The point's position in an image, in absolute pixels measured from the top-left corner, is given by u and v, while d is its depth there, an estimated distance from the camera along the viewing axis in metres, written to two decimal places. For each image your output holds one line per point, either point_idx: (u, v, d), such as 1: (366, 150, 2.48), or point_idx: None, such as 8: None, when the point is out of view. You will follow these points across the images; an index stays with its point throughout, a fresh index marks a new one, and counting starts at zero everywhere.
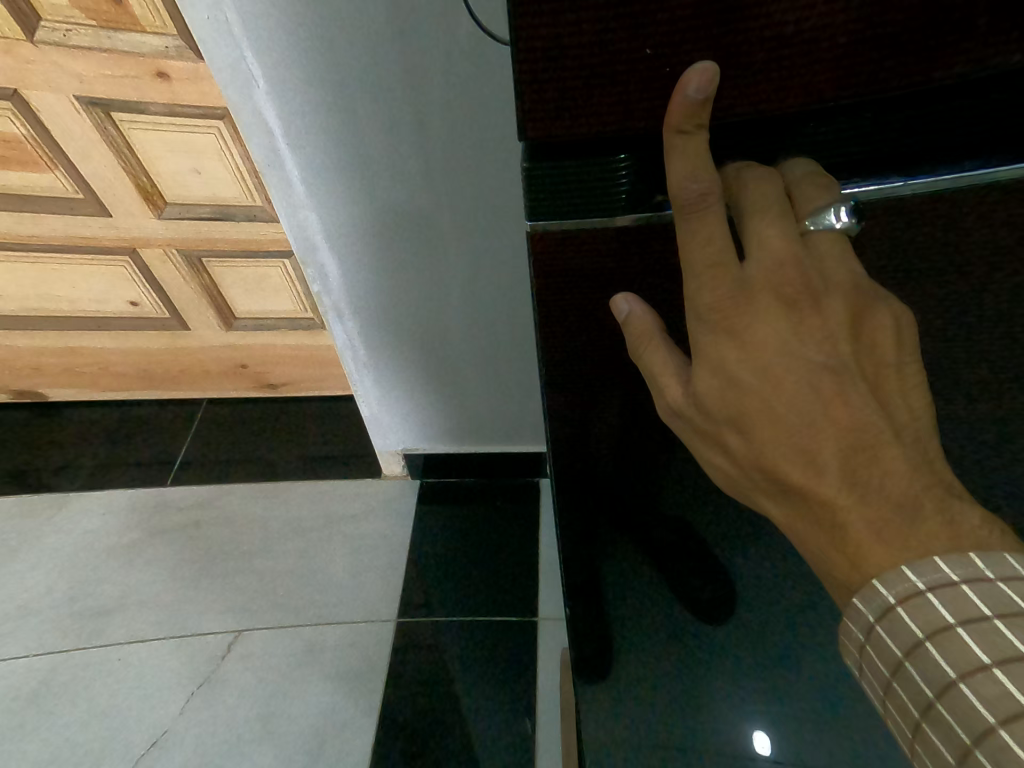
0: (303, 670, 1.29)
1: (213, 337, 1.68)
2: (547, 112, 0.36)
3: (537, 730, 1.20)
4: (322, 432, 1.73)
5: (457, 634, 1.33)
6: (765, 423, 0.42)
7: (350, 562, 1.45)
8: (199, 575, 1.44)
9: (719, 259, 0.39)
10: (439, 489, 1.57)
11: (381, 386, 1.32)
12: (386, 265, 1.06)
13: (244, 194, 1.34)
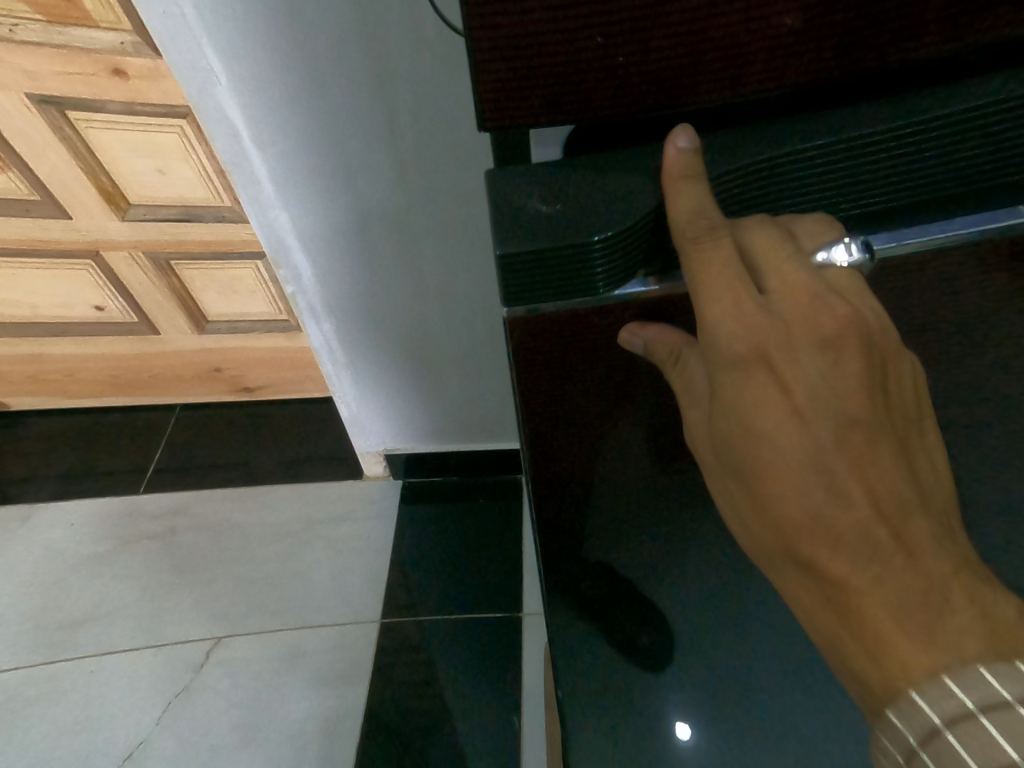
0: (283, 676, 1.27)
1: (183, 341, 1.63)
2: (506, 106, 0.35)
3: (523, 726, 1.20)
4: (300, 435, 1.70)
5: (441, 634, 1.32)
6: (799, 485, 0.41)
7: (331, 566, 1.43)
8: (174, 585, 1.41)
9: (745, 293, 0.38)
10: (421, 489, 1.56)
11: (359, 386, 1.30)
12: (361, 264, 1.04)
13: (210, 193, 1.31)
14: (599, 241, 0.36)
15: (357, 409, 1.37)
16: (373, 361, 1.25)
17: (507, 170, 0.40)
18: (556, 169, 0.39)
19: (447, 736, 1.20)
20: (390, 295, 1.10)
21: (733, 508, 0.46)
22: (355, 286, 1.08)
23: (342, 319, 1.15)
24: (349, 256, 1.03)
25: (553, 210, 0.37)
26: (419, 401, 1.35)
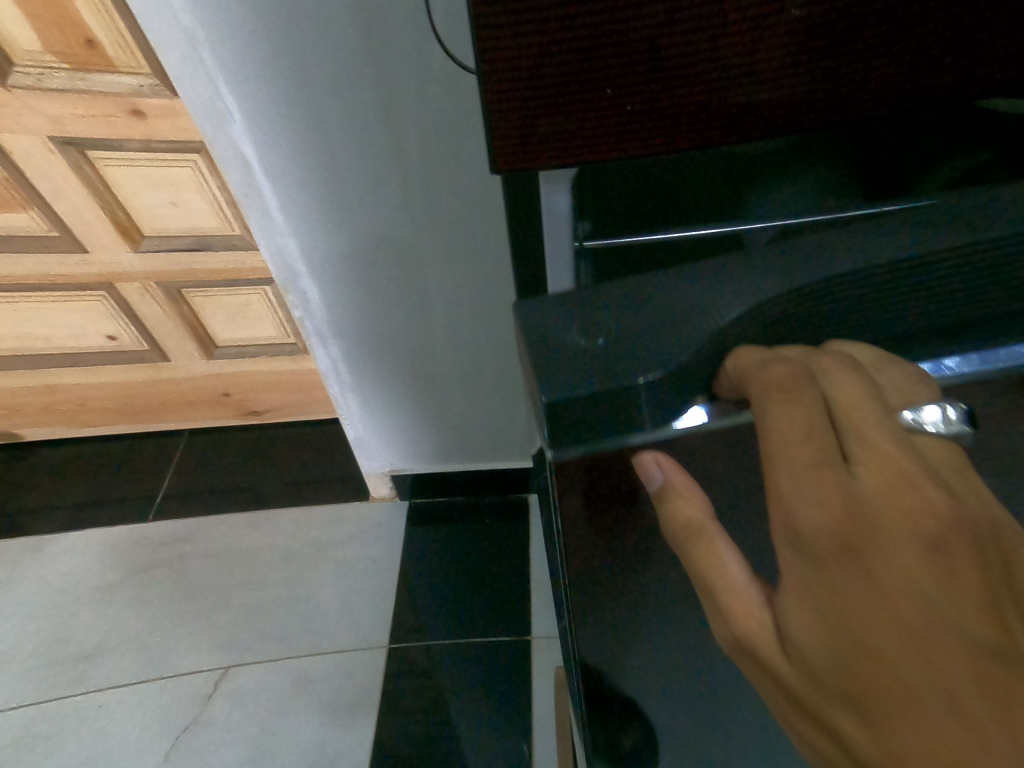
0: (294, 703, 1.27)
1: (194, 367, 1.67)
2: (516, 150, 0.38)
3: (535, 747, 1.19)
4: (309, 458, 1.72)
5: (451, 656, 1.33)
6: (902, 705, 0.30)
7: (341, 590, 1.44)
8: (184, 613, 1.41)
9: (821, 461, 0.35)
10: (428, 510, 1.57)
11: (366, 408, 1.32)
12: (368, 289, 1.07)
13: (222, 224, 1.35)
14: (644, 378, 0.36)
15: (366, 431, 1.40)
16: (380, 384, 1.27)
17: (541, 301, 0.39)
18: (598, 297, 0.39)
19: (459, 760, 1.19)
20: (394, 318, 1.13)
21: (839, 747, 0.33)
22: (363, 312, 1.12)
23: (350, 343, 1.18)
24: (358, 281, 1.06)
25: (593, 344, 0.36)
26: (426, 422, 1.37)
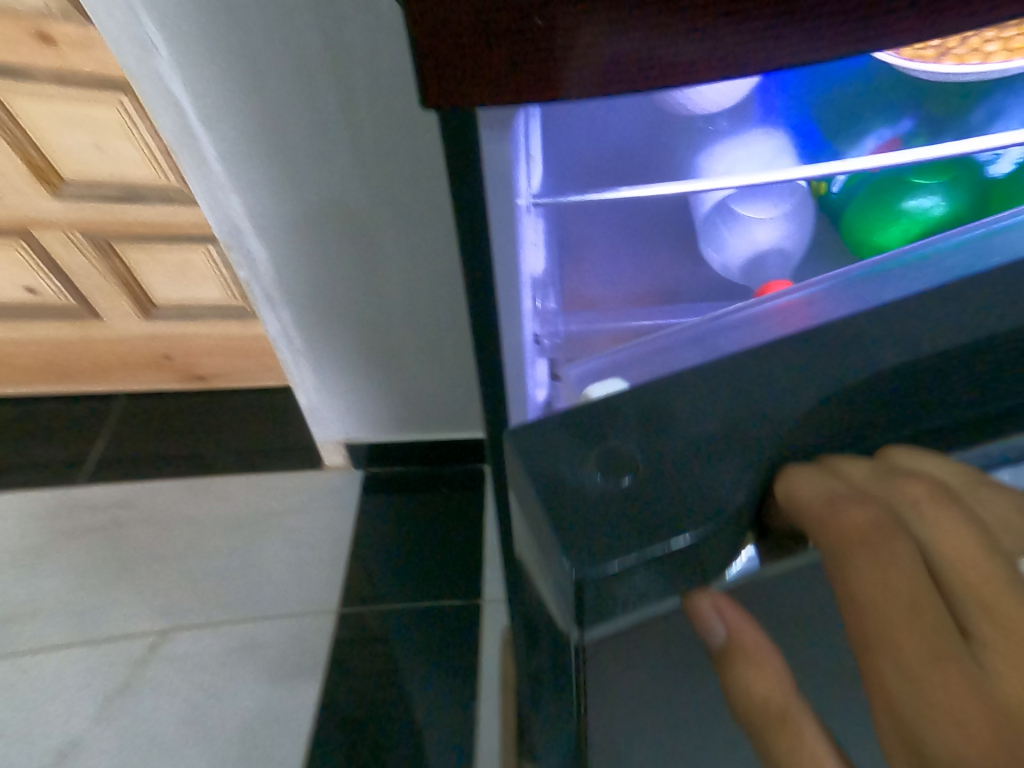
0: (236, 673, 1.23)
1: (129, 327, 1.52)
2: (446, 80, 0.28)
3: (481, 709, 1.18)
4: (260, 427, 1.60)
5: (402, 625, 1.29)
6: None
7: (289, 560, 1.37)
8: (119, 576, 1.35)
9: (939, 641, 0.28)
10: (385, 479, 1.48)
11: (320, 377, 1.23)
12: (320, 250, 0.98)
13: (156, 174, 1.20)
14: (687, 535, 0.30)
15: (317, 401, 1.31)
16: (335, 354, 1.18)
17: (547, 422, 0.35)
18: (639, 434, 0.33)
19: (403, 735, 1.16)
20: (350, 285, 1.04)
21: None
22: (317, 278, 1.03)
23: (302, 310, 1.09)
24: (312, 245, 0.97)
25: (622, 481, 0.32)
26: (382, 396, 1.29)
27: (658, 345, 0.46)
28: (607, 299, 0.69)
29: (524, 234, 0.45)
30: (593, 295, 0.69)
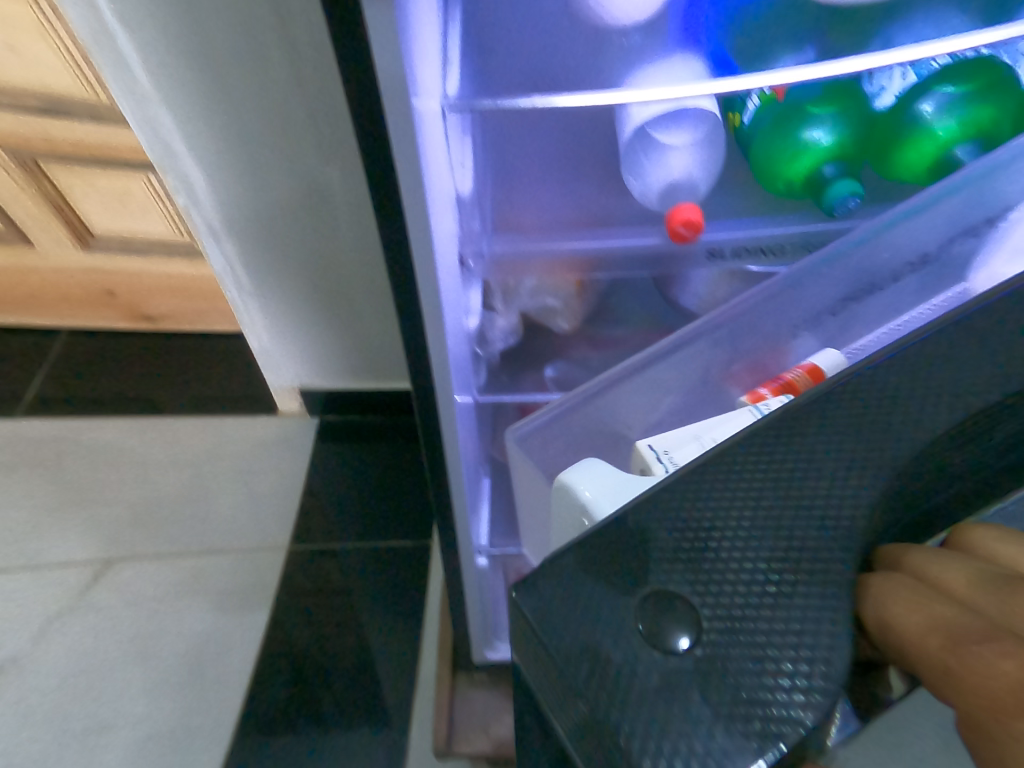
0: (180, 605, 1.18)
1: (68, 261, 1.41)
2: None
3: (421, 660, 1.11)
4: (214, 373, 1.50)
5: (356, 559, 1.23)
6: None
7: (242, 497, 1.31)
8: (63, 506, 1.30)
9: None
10: (340, 428, 1.40)
11: (272, 318, 1.17)
12: (262, 177, 0.94)
13: (81, 86, 1.11)
14: None
15: (270, 344, 1.24)
16: (285, 292, 1.12)
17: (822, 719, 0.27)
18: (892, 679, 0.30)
19: (343, 667, 1.11)
20: (294, 214, 0.99)
21: None
22: (262, 210, 0.99)
23: (248, 242, 1.03)
24: (248, 167, 0.93)
25: None
26: (336, 341, 1.23)
27: (595, 419, 0.50)
28: (533, 217, 0.56)
29: (433, 131, 0.40)
30: (529, 217, 0.56)
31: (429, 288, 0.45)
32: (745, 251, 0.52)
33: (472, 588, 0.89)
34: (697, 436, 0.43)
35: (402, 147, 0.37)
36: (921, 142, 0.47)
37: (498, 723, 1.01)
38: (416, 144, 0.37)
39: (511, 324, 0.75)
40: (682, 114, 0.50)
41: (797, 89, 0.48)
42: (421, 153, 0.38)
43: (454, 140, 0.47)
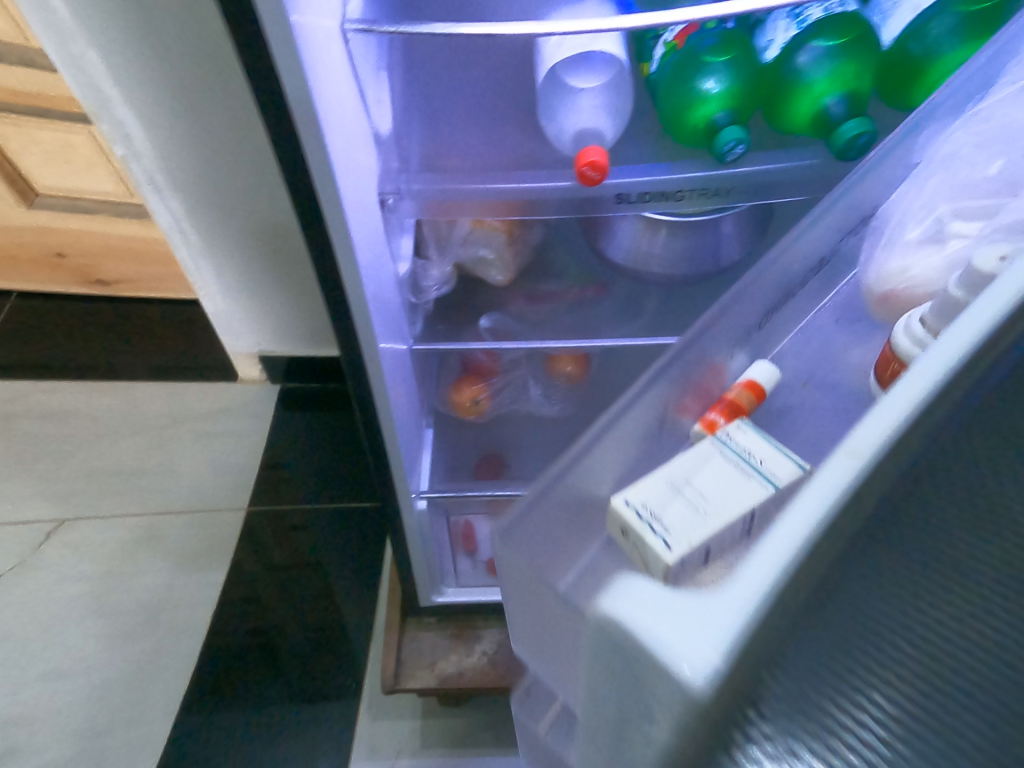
0: (128, 560, 1.14)
1: (13, 218, 1.36)
2: None
3: (377, 617, 1.07)
4: (171, 337, 1.44)
5: (322, 516, 1.19)
6: None
7: (200, 457, 1.27)
8: (13, 463, 1.25)
9: None
10: (303, 396, 1.36)
11: (224, 278, 1.14)
12: (203, 123, 0.92)
13: (10, 29, 1.08)
14: None
15: (224, 308, 1.21)
16: (230, 250, 1.10)
17: None
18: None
19: (298, 620, 1.08)
20: (235, 167, 0.97)
21: None
22: (202, 162, 0.97)
23: (191, 197, 1.02)
24: (185, 115, 0.92)
25: None
26: (281, 309, 1.21)
27: (564, 497, 0.36)
28: (461, 158, 0.56)
29: (322, 49, 0.41)
30: (456, 157, 0.56)
31: (336, 216, 0.46)
32: (648, 196, 0.54)
33: (414, 537, 0.86)
34: (691, 495, 0.30)
35: (289, 67, 0.38)
36: (807, 92, 0.48)
37: (445, 660, 0.96)
38: (298, 54, 0.38)
39: (444, 274, 0.76)
40: (590, 58, 0.53)
41: (696, 39, 0.50)
42: (310, 76, 0.39)
43: (363, 64, 0.49)
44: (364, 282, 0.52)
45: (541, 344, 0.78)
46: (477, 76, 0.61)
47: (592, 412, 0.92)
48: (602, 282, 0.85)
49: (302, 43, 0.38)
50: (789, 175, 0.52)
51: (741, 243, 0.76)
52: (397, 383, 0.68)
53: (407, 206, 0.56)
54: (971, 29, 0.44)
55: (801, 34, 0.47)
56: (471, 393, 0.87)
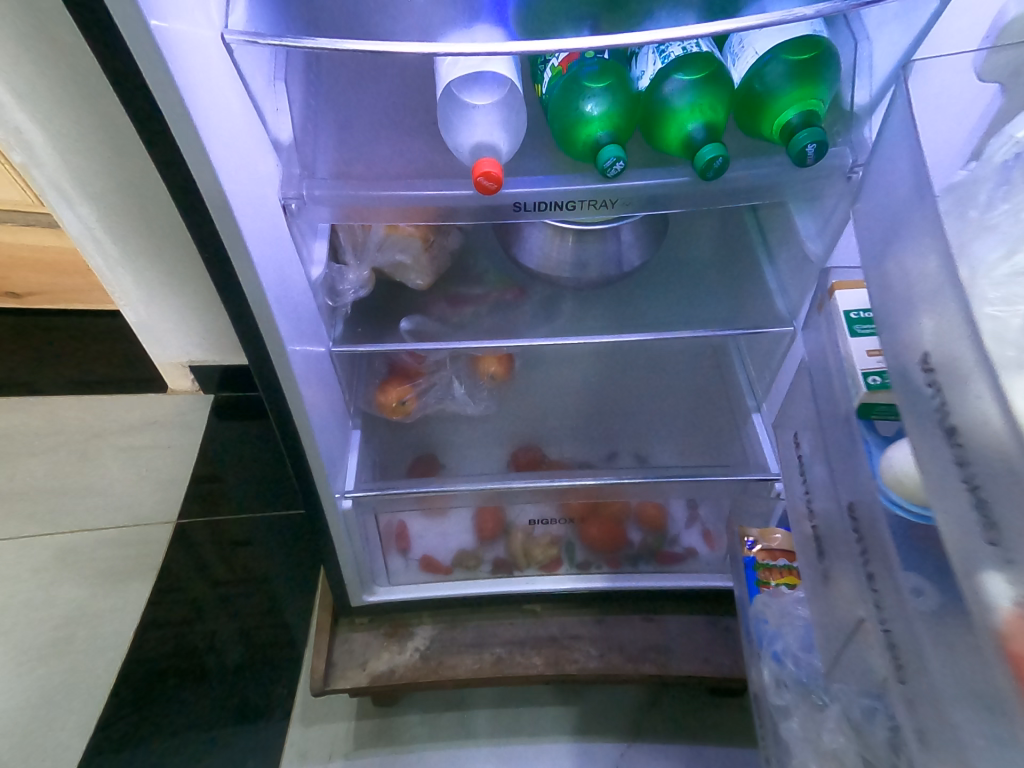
0: (45, 580, 1.09)
1: None
2: None
3: (308, 622, 1.05)
4: (92, 348, 1.37)
5: (256, 521, 1.16)
6: None
7: (122, 471, 1.22)
8: None
9: None
10: (239, 406, 1.31)
11: (143, 285, 1.11)
12: (116, 128, 0.91)
13: None
14: None
15: (150, 318, 1.17)
16: (147, 259, 1.07)
17: None
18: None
19: (230, 631, 1.04)
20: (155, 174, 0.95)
21: None
22: (115, 172, 0.96)
23: (103, 205, 1.00)
24: (98, 121, 0.90)
25: None
26: (203, 320, 1.19)
27: None
28: (369, 166, 0.59)
29: (192, 55, 0.43)
30: (362, 166, 0.59)
31: (226, 221, 0.48)
32: (544, 205, 0.58)
33: (341, 540, 0.84)
34: None
35: (154, 74, 0.40)
36: (673, 118, 0.53)
37: (377, 659, 0.92)
38: (161, 53, 0.40)
39: (362, 278, 0.78)
40: (482, 77, 0.54)
41: (578, 66, 0.55)
42: (186, 93, 0.42)
43: (256, 76, 0.51)
44: (264, 287, 0.54)
45: (458, 341, 0.79)
46: (383, 90, 0.65)
47: (515, 410, 0.93)
48: (520, 287, 0.87)
49: (172, 63, 0.41)
50: (670, 189, 0.57)
51: (640, 250, 0.81)
52: (312, 385, 0.68)
53: (314, 210, 0.58)
54: (804, 75, 0.50)
55: (666, 66, 0.53)
56: (397, 394, 0.88)
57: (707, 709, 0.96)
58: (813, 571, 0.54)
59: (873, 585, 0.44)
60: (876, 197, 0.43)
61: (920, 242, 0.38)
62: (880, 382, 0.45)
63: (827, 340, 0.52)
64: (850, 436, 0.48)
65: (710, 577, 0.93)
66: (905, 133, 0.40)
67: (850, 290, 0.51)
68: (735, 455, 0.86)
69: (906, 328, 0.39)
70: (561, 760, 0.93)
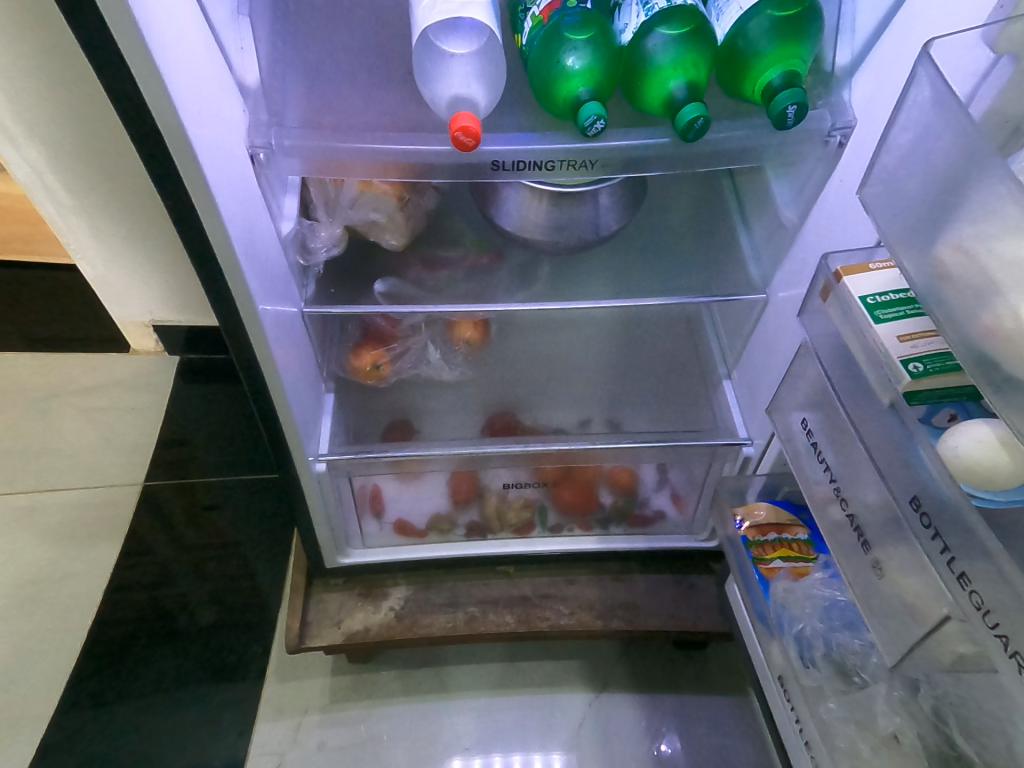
0: (7, 540, 1.06)
1: None
2: None
3: (281, 584, 1.05)
4: (46, 304, 1.30)
5: (226, 484, 1.15)
6: None
7: (84, 429, 1.19)
8: None
9: None
10: (205, 369, 1.28)
11: (101, 239, 1.06)
12: (69, 65, 0.85)
13: None
14: None
15: (109, 275, 1.12)
16: (104, 210, 1.02)
17: None
18: None
19: (203, 593, 1.04)
20: (112, 122, 0.90)
21: None
22: (67, 115, 0.91)
23: (52, 149, 0.94)
24: (51, 57, 0.85)
25: None
26: (165, 278, 1.14)
27: None
28: (342, 117, 0.56)
29: None
30: (334, 117, 0.56)
31: (190, 167, 0.46)
32: (523, 164, 0.56)
33: (315, 503, 0.83)
34: None
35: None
36: (655, 75, 0.52)
37: (352, 618, 0.93)
38: None
39: (334, 235, 0.75)
40: (459, 24, 0.53)
41: (560, 15, 0.53)
42: (142, 22, 0.39)
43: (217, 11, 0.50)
44: (231, 234, 0.51)
45: (435, 305, 0.77)
46: (352, 35, 0.62)
47: (490, 376, 0.93)
48: (497, 250, 0.85)
49: None
50: (650, 150, 0.56)
51: (618, 215, 0.80)
52: (284, 345, 0.66)
53: (283, 161, 0.55)
54: (787, 33, 0.50)
55: (649, 20, 0.52)
56: (371, 357, 0.87)
57: (672, 660, 1.00)
58: (856, 562, 0.52)
59: (968, 586, 0.40)
60: (908, 187, 0.39)
61: (989, 227, 0.35)
62: (922, 370, 0.41)
63: (840, 326, 0.47)
64: (902, 426, 0.44)
65: (679, 538, 0.96)
66: (945, 108, 0.37)
67: (857, 275, 0.46)
68: (706, 419, 0.87)
69: (986, 321, 0.34)
70: (533, 709, 0.97)
